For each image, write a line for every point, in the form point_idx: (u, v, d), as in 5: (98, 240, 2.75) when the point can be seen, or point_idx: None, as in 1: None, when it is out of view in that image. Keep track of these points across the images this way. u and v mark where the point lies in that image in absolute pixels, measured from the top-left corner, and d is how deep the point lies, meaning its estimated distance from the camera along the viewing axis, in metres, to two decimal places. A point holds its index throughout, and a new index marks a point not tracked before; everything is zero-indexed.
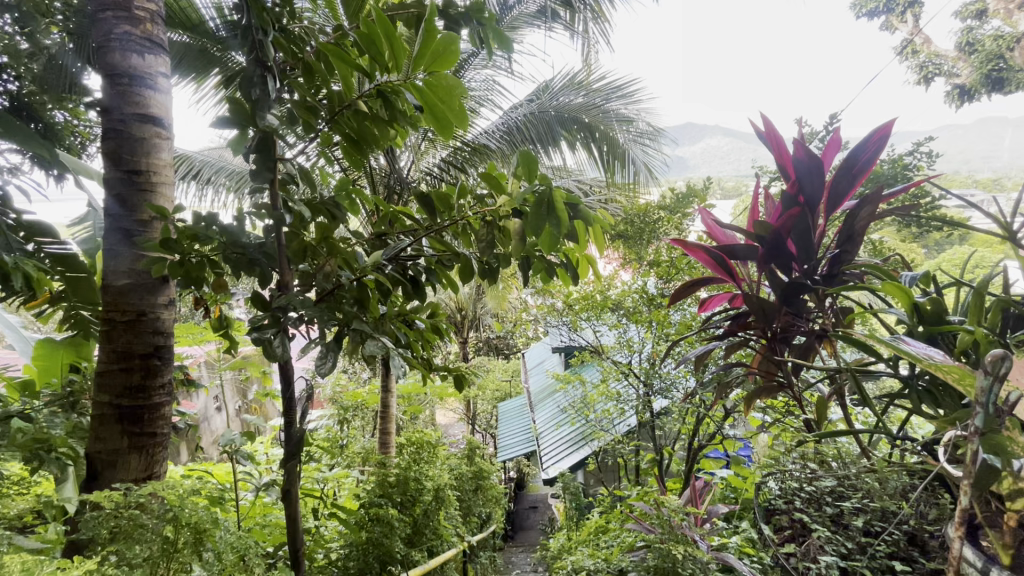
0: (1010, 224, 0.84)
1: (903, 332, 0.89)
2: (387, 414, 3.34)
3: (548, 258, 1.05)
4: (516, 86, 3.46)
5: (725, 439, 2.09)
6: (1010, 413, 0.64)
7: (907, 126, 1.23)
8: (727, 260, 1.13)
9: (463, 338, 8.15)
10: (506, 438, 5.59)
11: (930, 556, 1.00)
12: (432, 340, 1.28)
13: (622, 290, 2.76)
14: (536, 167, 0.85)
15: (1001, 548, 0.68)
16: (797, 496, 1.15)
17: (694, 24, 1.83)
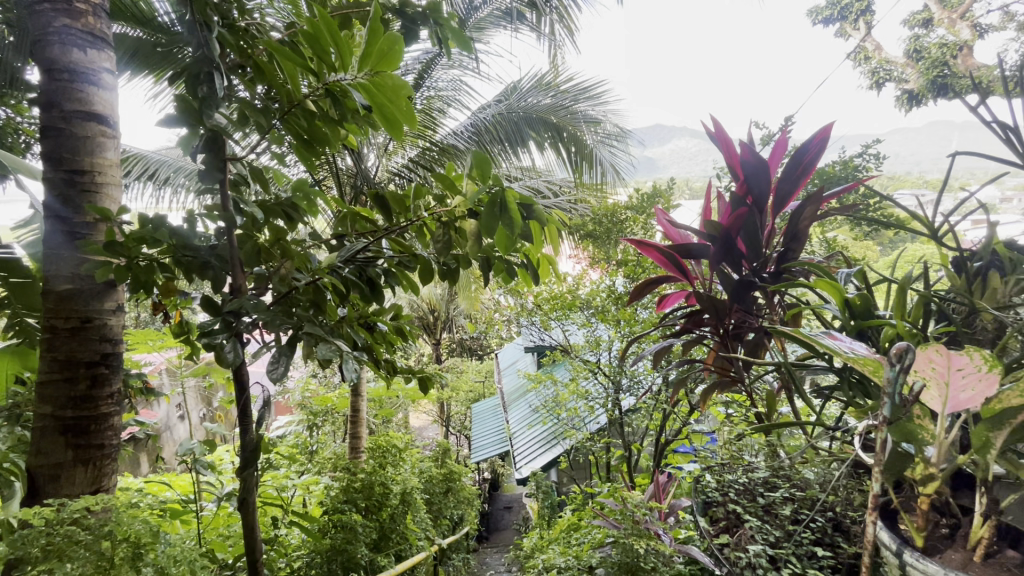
0: (932, 223, 0.94)
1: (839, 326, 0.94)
2: (357, 418, 3.29)
3: (507, 258, 1.05)
4: (484, 86, 3.41)
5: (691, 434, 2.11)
6: (915, 402, 0.65)
7: (854, 128, 1.29)
8: (681, 259, 1.16)
9: (437, 339, 8.11)
10: (480, 438, 5.57)
11: (854, 540, 1.06)
12: (396, 342, 1.28)
13: (591, 290, 2.79)
14: (489, 170, 0.83)
15: (916, 529, 0.73)
16: (732, 488, 1.24)
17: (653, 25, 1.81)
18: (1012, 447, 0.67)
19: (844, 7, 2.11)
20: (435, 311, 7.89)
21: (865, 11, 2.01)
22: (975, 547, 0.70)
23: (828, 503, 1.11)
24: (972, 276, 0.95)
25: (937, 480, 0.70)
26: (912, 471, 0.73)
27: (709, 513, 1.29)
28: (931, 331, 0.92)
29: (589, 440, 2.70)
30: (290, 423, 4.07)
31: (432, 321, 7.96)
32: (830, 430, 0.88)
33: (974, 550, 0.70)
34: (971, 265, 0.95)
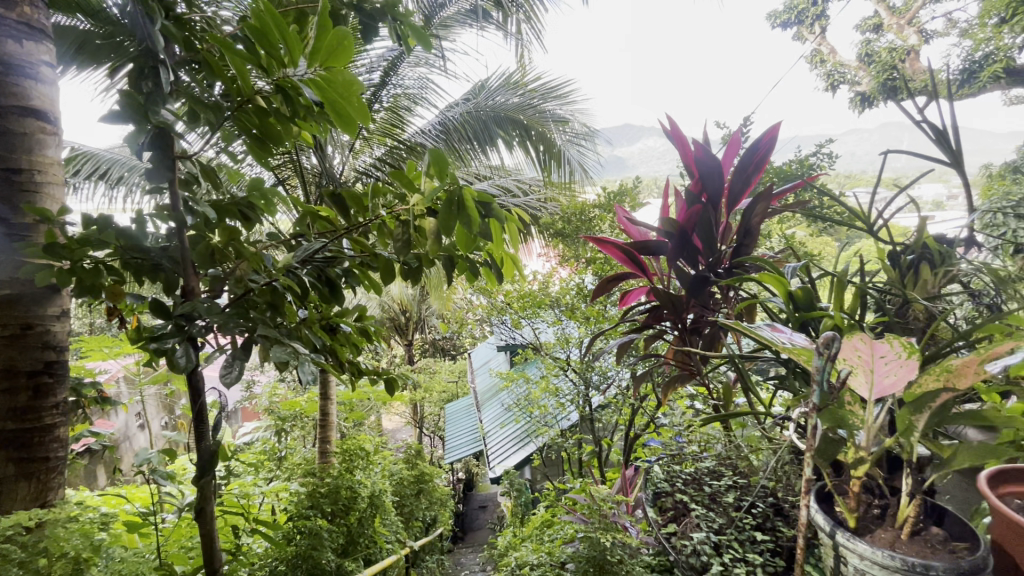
0: (869, 219, 1.00)
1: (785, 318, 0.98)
2: (327, 422, 3.23)
3: (470, 257, 1.06)
4: (451, 84, 3.36)
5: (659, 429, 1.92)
6: (841, 388, 0.70)
7: (805, 128, 1.34)
8: (639, 255, 1.19)
9: (408, 340, 8.03)
10: (453, 439, 5.55)
11: (791, 521, 1.12)
12: (360, 343, 1.27)
13: (561, 288, 2.81)
14: (447, 168, 0.84)
15: (847, 510, 0.77)
16: (678, 479, 1.29)
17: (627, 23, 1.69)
18: (932, 429, 0.73)
19: (799, 12, 2.18)
20: (406, 312, 7.81)
21: (819, 17, 2.09)
22: (902, 525, 0.75)
23: (770, 488, 1.17)
24: (905, 269, 1.03)
25: (867, 462, 0.75)
26: (843, 454, 0.78)
27: (658, 503, 1.29)
28: (869, 322, 0.98)
29: (561, 437, 2.72)
30: (257, 429, 3.95)
31: (403, 322, 7.88)
32: (775, 418, 0.95)
33: (901, 528, 0.75)
34: (903, 259, 1.02)
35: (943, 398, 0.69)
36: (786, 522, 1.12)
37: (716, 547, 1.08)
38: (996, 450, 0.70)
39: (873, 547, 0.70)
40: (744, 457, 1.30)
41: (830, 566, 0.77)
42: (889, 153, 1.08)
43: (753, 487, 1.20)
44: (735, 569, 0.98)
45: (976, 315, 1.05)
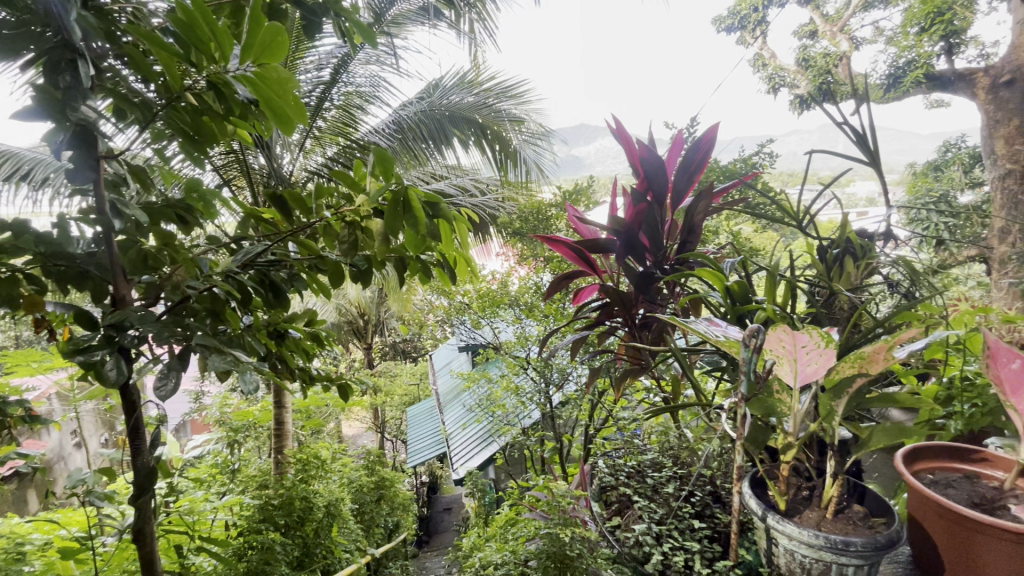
0: (800, 214, 1.08)
1: (725, 313, 1.02)
2: (282, 432, 3.12)
3: (421, 257, 1.06)
4: (404, 83, 3.26)
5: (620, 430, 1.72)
6: (767, 378, 0.75)
7: (746, 128, 1.40)
8: (587, 252, 1.22)
9: (368, 343, 7.88)
10: (415, 442, 5.47)
11: (729, 506, 1.18)
12: (309, 350, 1.25)
13: (520, 287, 2.81)
14: (392, 168, 0.83)
15: (778, 494, 0.85)
16: (622, 472, 1.34)
17: (593, 25, 1.66)
18: (850, 413, 0.80)
19: (742, 18, 2.27)
20: (364, 315, 7.64)
21: (760, 22, 2.18)
22: (827, 505, 0.84)
23: (708, 477, 1.22)
24: (831, 262, 1.10)
25: (794, 447, 0.80)
26: (775, 441, 0.86)
27: (603, 497, 1.36)
28: (801, 313, 1.04)
29: (523, 435, 2.72)
30: (207, 442, 3.77)
31: (362, 325, 7.71)
32: (717, 408, 1.02)
33: (827, 508, 0.84)
34: (830, 253, 1.09)
35: (858, 383, 0.77)
36: (724, 508, 1.18)
37: (657, 537, 1.11)
38: (906, 431, 0.78)
39: (799, 529, 0.79)
40: (684, 448, 1.36)
41: (766, 546, 0.86)
42: (817, 152, 1.15)
43: (692, 477, 1.25)
44: (673, 558, 1.01)
45: (896, 303, 1.13)
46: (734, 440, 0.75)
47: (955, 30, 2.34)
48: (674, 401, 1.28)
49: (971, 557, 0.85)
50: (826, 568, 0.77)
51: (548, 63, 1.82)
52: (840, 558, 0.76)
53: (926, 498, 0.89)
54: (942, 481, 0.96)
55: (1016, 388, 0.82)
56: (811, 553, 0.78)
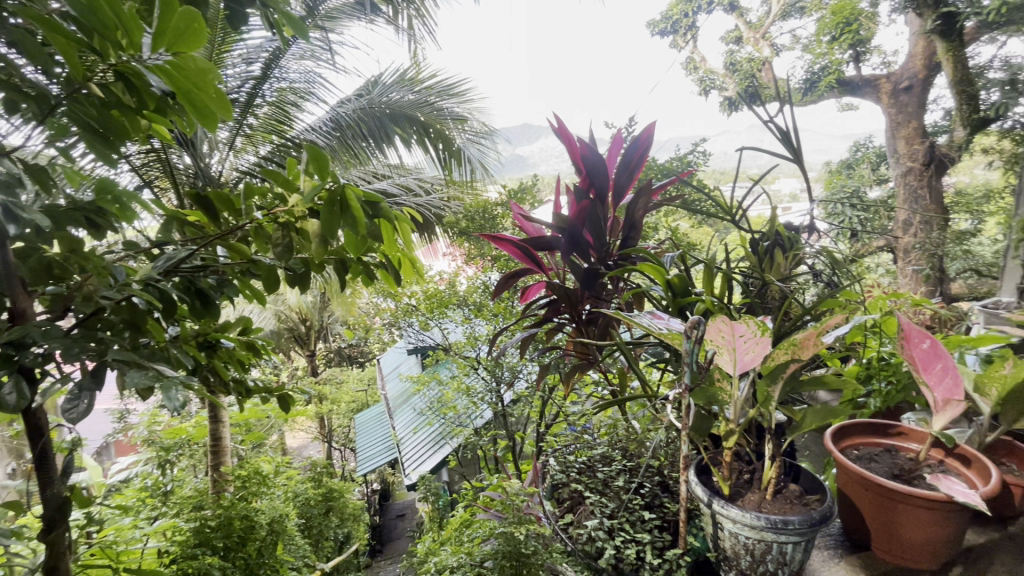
0: (732, 208, 1.14)
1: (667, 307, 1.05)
2: (219, 448, 2.93)
3: (363, 259, 1.03)
4: (341, 79, 3.13)
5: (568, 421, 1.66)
6: (709, 368, 0.78)
7: (680, 127, 1.46)
8: (532, 250, 1.22)
9: (311, 351, 7.58)
10: (365, 449, 5.32)
11: (676, 493, 1.22)
12: (243, 361, 1.17)
13: (468, 287, 2.79)
14: (328, 168, 0.80)
15: (722, 480, 0.89)
16: (572, 468, 1.36)
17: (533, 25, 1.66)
18: (785, 397, 0.85)
19: (674, 22, 2.38)
20: (306, 321, 7.34)
21: (689, 26, 2.26)
22: (766, 487, 0.88)
23: (656, 467, 1.26)
24: (762, 254, 1.17)
25: (735, 433, 0.84)
26: (716, 428, 0.90)
27: (556, 494, 1.34)
28: (737, 303, 1.09)
29: (475, 435, 2.69)
30: (134, 463, 3.49)
31: (304, 332, 7.41)
32: (663, 400, 1.05)
33: (766, 489, 0.89)
34: (761, 245, 1.16)
35: (791, 368, 0.81)
36: (671, 497, 1.21)
37: (609, 531, 1.12)
38: (833, 411, 0.83)
39: (742, 512, 0.83)
40: (631, 441, 1.39)
41: (712, 531, 0.90)
42: (746, 150, 1.22)
43: (641, 468, 1.28)
44: (626, 551, 1.03)
45: (820, 291, 1.21)
46: (679, 430, 0.78)
47: (862, 40, 2.60)
48: (621, 394, 1.31)
49: (892, 522, 0.93)
50: (768, 547, 0.82)
51: (488, 61, 1.81)
52: (780, 536, 0.80)
53: (852, 472, 0.96)
54: (866, 455, 1.04)
55: (927, 365, 0.90)
56: (753, 534, 0.82)
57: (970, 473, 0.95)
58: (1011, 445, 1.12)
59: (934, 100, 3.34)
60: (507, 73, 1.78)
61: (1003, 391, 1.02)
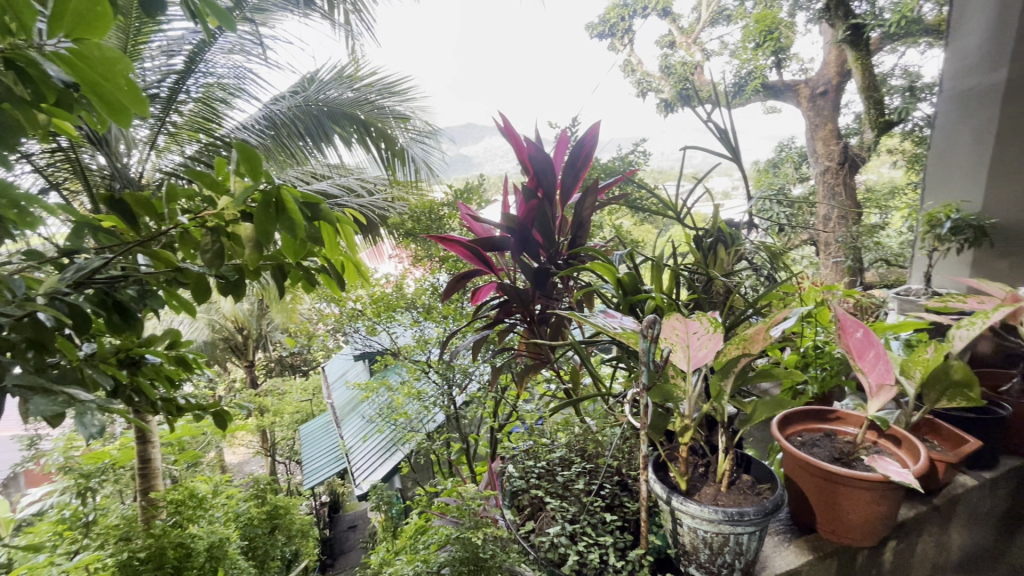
0: (673, 205, 1.19)
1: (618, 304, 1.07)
2: (148, 470, 2.71)
3: (303, 264, 0.99)
4: (276, 77, 2.96)
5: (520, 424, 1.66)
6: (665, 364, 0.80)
7: (622, 127, 1.50)
8: (482, 251, 1.21)
9: (248, 361, 7.23)
10: (311, 461, 5.10)
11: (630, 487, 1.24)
12: (175, 376, 1.09)
13: (416, 289, 2.73)
14: (261, 168, 0.75)
15: (679, 476, 0.91)
16: (531, 473, 1.26)
17: (475, 24, 1.67)
18: (735, 390, 0.89)
19: (612, 25, 2.40)
20: (243, 330, 6.98)
21: (627, 31, 2.32)
22: (720, 479, 0.92)
23: (616, 467, 1.22)
24: (706, 250, 1.22)
25: (690, 427, 0.87)
26: (672, 424, 0.93)
27: (516, 501, 1.25)
28: (685, 299, 1.14)
29: (428, 440, 2.65)
30: (48, 494, 3.17)
31: (240, 342, 7.02)
32: (617, 396, 1.07)
33: (720, 481, 0.93)
34: (705, 242, 1.21)
35: (742, 362, 0.85)
36: (631, 496, 1.17)
37: (572, 537, 1.06)
38: (779, 402, 0.88)
39: (701, 507, 0.86)
40: (590, 441, 1.33)
41: (671, 527, 0.93)
42: (689, 149, 1.27)
43: (601, 469, 1.23)
44: (590, 556, 0.98)
45: (759, 285, 1.28)
46: (638, 430, 0.79)
47: (781, 49, 2.86)
48: (574, 391, 1.33)
49: (833, 503, 0.99)
50: (726, 539, 0.86)
51: (427, 58, 1.78)
52: (737, 528, 0.84)
53: (797, 458, 1.01)
54: (808, 440, 1.10)
55: (862, 353, 0.97)
56: (712, 528, 0.86)
57: (898, 453, 1.03)
58: (933, 424, 1.23)
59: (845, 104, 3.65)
60: (450, 71, 1.75)
61: (926, 372, 1.13)
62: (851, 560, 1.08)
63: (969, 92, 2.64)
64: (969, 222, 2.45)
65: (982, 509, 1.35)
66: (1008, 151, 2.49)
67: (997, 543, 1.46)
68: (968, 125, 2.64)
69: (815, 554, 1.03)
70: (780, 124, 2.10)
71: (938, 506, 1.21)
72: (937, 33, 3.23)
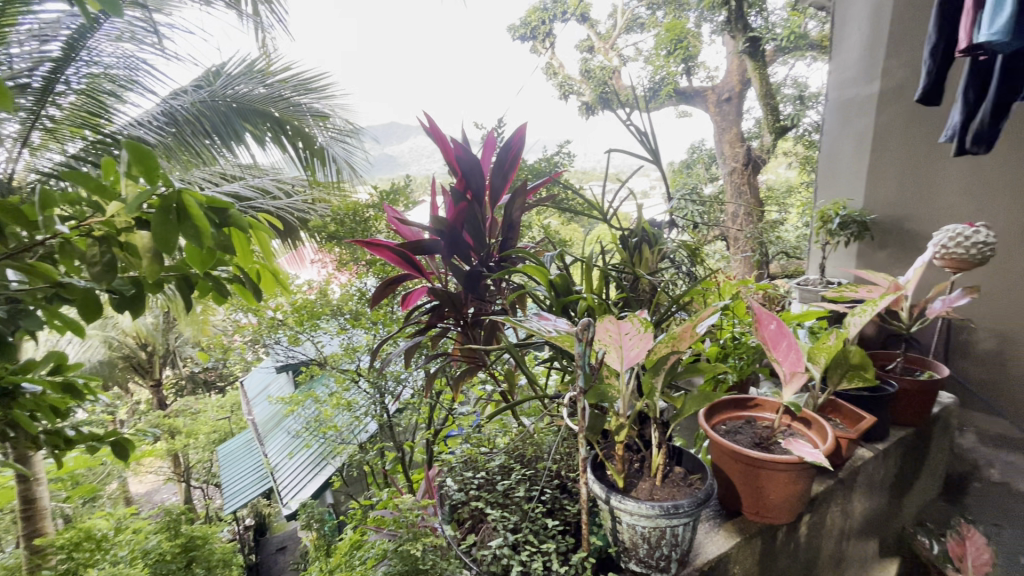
0: (597, 206, 1.23)
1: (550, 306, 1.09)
2: (34, 512, 2.40)
3: (214, 274, 0.91)
4: (176, 71, 2.71)
5: (453, 434, 1.63)
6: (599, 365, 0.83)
7: (548, 129, 1.53)
8: (412, 255, 1.18)
9: (155, 380, 6.60)
10: (232, 484, 4.74)
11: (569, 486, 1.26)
12: (61, 405, 0.96)
13: (342, 295, 2.61)
14: (158, 170, 0.69)
15: (616, 474, 0.94)
16: (471, 486, 1.22)
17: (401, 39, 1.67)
18: (666, 386, 0.93)
19: (533, 28, 2.50)
20: (147, 347, 6.36)
21: (548, 33, 2.38)
22: (655, 473, 0.96)
23: (554, 470, 1.21)
24: (632, 249, 1.27)
25: (626, 425, 0.90)
26: (608, 424, 0.95)
27: (456, 516, 1.18)
28: (615, 299, 1.18)
29: (360, 451, 2.55)
30: None
31: (145, 359, 6.40)
32: (552, 397, 1.09)
33: (655, 476, 0.97)
34: (630, 241, 1.26)
35: (672, 359, 0.89)
36: (571, 497, 1.17)
37: (513, 547, 1.03)
38: (706, 395, 0.93)
39: (638, 504, 0.89)
40: (528, 446, 1.33)
41: (610, 525, 0.96)
42: (612, 152, 1.32)
43: (540, 474, 1.22)
44: (533, 564, 0.95)
45: (683, 282, 1.35)
46: (577, 433, 0.80)
47: (690, 56, 3.18)
48: (510, 393, 1.33)
49: (756, 486, 1.06)
50: (662, 532, 0.90)
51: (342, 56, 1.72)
52: (673, 521, 0.88)
53: (722, 446, 1.08)
54: (732, 428, 1.18)
55: (776, 343, 1.05)
56: (649, 523, 0.89)
57: (810, 434, 1.13)
58: (835, 404, 1.36)
59: (748, 110, 3.97)
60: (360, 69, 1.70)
61: (830, 358, 1.22)
62: (771, 536, 1.17)
63: (848, 101, 2.98)
64: (853, 218, 2.76)
65: (877, 477, 1.51)
66: (882, 157, 2.77)
67: (889, 506, 1.64)
68: (850, 129, 2.94)
69: (742, 536, 1.10)
70: (693, 128, 2.24)
71: (842, 479, 1.34)
72: (821, 48, 3.55)
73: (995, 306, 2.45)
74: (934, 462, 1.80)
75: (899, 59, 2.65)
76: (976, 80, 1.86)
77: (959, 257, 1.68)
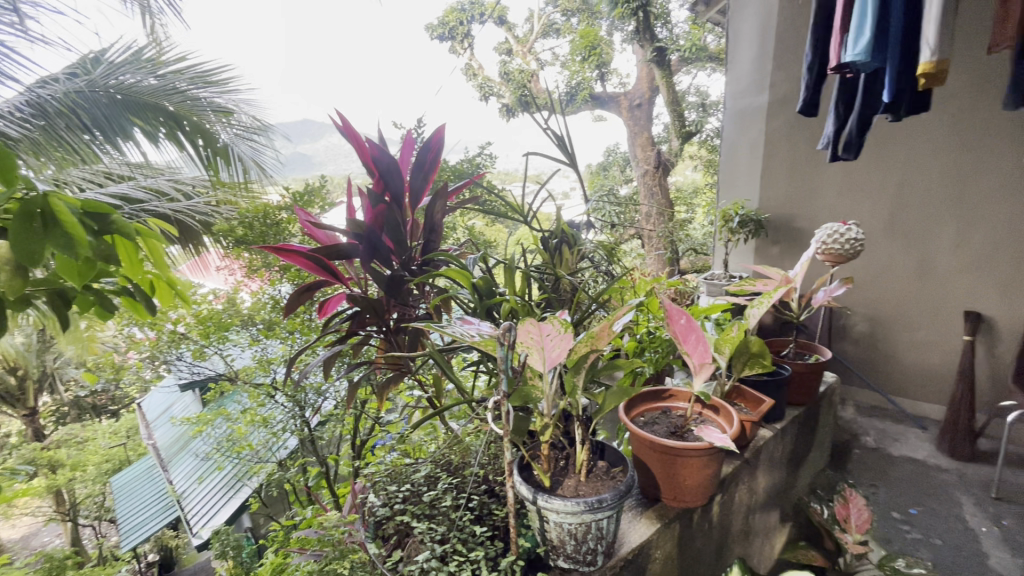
0: (516, 208, 1.23)
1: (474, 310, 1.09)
2: None
3: (97, 288, 0.82)
4: (46, 56, 2.29)
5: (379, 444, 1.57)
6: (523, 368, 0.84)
7: (467, 130, 1.51)
8: (328, 261, 1.12)
9: (30, 409, 5.77)
10: (130, 518, 4.25)
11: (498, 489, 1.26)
12: None
13: (253, 304, 2.43)
14: (15, 170, 0.61)
15: (543, 474, 0.96)
16: (396, 501, 1.18)
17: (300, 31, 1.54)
18: (587, 384, 0.96)
19: (451, 28, 2.52)
20: (18, 370, 5.55)
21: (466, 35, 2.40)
22: (580, 470, 0.99)
23: (482, 476, 1.21)
24: (553, 250, 1.31)
25: (550, 424, 0.92)
26: (534, 424, 0.97)
27: (380, 531, 1.14)
28: (538, 299, 1.21)
29: (279, 469, 2.39)
30: None
31: (15, 385, 5.58)
32: (479, 401, 1.09)
33: (580, 472, 1.00)
34: (551, 242, 1.30)
35: (591, 357, 0.92)
36: (500, 501, 1.17)
37: (440, 559, 1.00)
38: (625, 390, 0.97)
39: (564, 502, 0.91)
40: (456, 452, 1.31)
41: (539, 524, 0.97)
42: (531, 155, 1.33)
43: (468, 482, 1.21)
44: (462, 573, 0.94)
45: (601, 281, 1.41)
46: (503, 437, 0.80)
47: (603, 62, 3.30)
48: (436, 399, 1.30)
49: (673, 472, 1.12)
50: (587, 527, 0.93)
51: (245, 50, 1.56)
52: (596, 515, 0.91)
53: (641, 438, 1.13)
54: (649, 419, 1.24)
55: (686, 336, 1.12)
56: (575, 519, 0.92)
57: (718, 419, 1.22)
58: (739, 389, 1.48)
59: (657, 116, 4.24)
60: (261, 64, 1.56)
61: (733, 348, 1.33)
62: (688, 519, 1.25)
63: (744, 109, 3.21)
64: (750, 217, 3.03)
65: (776, 454, 1.66)
66: (775, 161, 3.05)
67: (787, 479, 1.81)
68: (746, 137, 3.21)
69: (662, 522, 1.16)
70: (608, 132, 2.35)
71: (747, 459, 1.46)
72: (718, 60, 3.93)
73: (866, 295, 2.80)
74: (822, 435, 2.02)
75: (785, 73, 2.95)
76: (844, 95, 2.11)
77: (837, 252, 1.89)
